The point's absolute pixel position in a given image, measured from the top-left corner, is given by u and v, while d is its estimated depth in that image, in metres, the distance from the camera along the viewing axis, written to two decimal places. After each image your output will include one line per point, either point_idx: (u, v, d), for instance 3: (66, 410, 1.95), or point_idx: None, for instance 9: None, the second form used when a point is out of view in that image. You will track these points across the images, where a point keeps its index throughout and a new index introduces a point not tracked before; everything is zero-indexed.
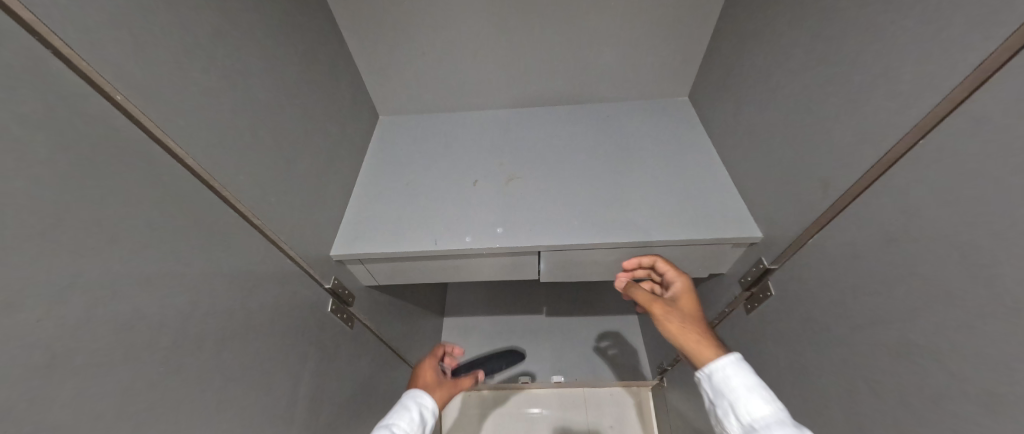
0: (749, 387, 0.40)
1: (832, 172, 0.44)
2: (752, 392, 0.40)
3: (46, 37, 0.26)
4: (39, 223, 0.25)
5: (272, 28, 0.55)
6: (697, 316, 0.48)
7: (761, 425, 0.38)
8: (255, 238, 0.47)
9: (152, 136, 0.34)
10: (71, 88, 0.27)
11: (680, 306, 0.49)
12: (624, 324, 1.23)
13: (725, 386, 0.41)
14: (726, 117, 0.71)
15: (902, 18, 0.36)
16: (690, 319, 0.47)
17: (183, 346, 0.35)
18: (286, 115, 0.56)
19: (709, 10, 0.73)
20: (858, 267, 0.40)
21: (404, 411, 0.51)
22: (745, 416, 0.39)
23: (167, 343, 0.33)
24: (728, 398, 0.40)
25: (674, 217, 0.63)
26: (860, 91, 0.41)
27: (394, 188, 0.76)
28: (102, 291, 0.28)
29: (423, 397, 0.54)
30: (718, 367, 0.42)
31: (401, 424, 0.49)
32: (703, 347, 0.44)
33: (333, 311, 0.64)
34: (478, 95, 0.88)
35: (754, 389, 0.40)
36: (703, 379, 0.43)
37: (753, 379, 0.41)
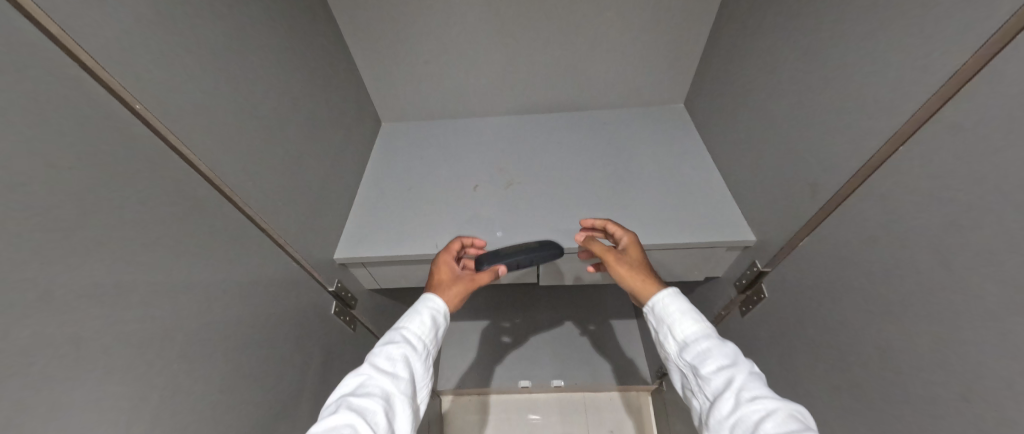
0: (683, 311, 0.48)
1: (824, 177, 0.46)
2: (682, 314, 0.47)
3: (76, 52, 0.28)
4: (59, 226, 0.26)
5: (280, 38, 0.57)
6: (644, 260, 0.55)
7: (693, 340, 0.46)
8: (261, 241, 0.48)
9: (169, 144, 0.36)
10: (97, 100, 0.29)
11: (628, 253, 0.55)
12: (624, 328, 1.23)
13: (664, 312, 0.49)
14: (720, 123, 0.72)
15: (886, 29, 0.38)
16: (637, 263, 0.54)
17: (187, 347, 0.36)
18: (292, 123, 0.58)
19: (704, 20, 0.75)
20: (846, 269, 0.42)
21: (415, 314, 0.51)
22: (681, 335, 0.47)
23: (170, 341, 0.35)
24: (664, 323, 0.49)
25: (670, 221, 0.64)
26: (849, 99, 0.42)
27: (396, 193, 0.77)
28: (112, 291, 0.30)
29: (435, 301, 0.53)
30: (660, 301, 0.49)
31: (412, 327, 0.49)
32: (647, 286, 0.51)
33: (336, 313, 0.66)
34: (478, 102, 0.90)
35: (686, 313, 0.47)
36: (648, 312, 0.51)
37: (685, 303, 0.48)
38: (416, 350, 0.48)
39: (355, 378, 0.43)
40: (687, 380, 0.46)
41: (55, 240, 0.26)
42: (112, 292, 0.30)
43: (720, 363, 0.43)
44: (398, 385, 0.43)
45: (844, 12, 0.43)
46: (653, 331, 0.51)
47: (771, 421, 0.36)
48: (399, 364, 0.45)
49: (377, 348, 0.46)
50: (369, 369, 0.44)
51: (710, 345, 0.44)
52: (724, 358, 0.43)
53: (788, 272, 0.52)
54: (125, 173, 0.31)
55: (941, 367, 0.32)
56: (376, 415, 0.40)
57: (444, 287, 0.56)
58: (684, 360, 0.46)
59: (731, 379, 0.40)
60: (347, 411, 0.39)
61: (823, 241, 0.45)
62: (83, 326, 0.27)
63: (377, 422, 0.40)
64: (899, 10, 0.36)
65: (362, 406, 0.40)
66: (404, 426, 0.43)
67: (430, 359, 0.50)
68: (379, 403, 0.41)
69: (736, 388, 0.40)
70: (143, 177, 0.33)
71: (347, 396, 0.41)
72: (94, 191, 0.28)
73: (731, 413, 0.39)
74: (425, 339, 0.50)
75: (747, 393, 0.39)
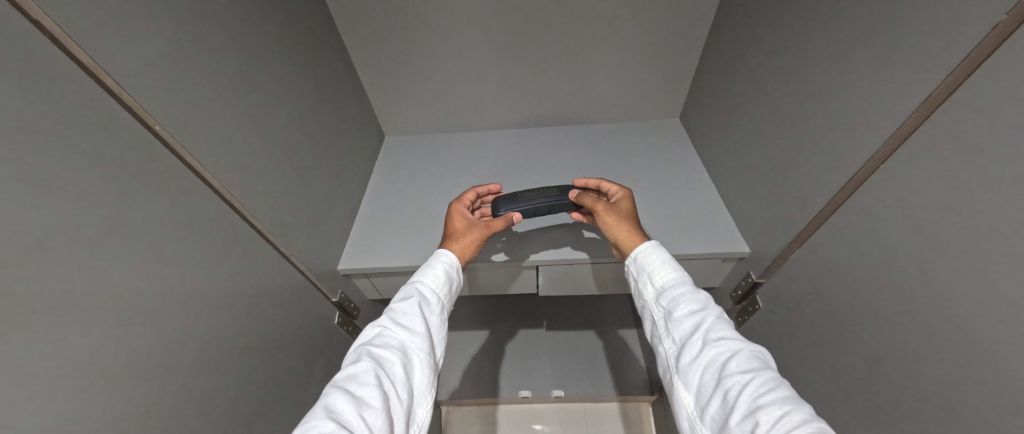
0: (663, 261, 0.51)
1: (816, 193, 0.47)
2: (661, 260, 0.51)
3: (103, 77, 0.31)
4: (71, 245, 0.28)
5: (286, 58, 0.59)
6: (632, 215, 0.58)
7: (669, 287, 0.49)
8: (266, 254, 0.50)
9: (184, 161, 0.38)
10: (119, 121, 0.32)
11: (619, 206, 0.59)
12: (623, 337, 1.23)
13: (646, 261, 0.52)
14: (715, 137, 0.74)
15: (870, 53, 0.39)
16: (625, 216, 0.57)
17: (195, 357, 0.38)
18: (298, 139, 0.60)
19: (699, 37, 0.77)
20: (839, 280, 0.43)
21: (429, 268, 0.53)
22: (660, 282, 0.50)
23: (177, 353, 0.36)
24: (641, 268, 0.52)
25: (667, 232, 0.65)
26: (837, 118, 0.44)
27: (399, 204, 0.79)
28: (121, 304, 0.31)
29: (449, 255, 0.55)
30: (643, 249, 0.53)
31: (427, 282, 0.51)
32: (631, 236, 0.55)
33: (339, 323, 0.67)
34: (479, 116, 0.92)
35: (666, 263, 0.51)
36: (628, 261, 0.55)
37: (665, 254, 0.52)
38: (430, 304, 0.50)
39: (374, 329, 0.45)
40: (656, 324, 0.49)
41: (70, 258, 0.27)
42: (121, 305, 0.31)
43: (691, 307, 0.46)
44: (414, 340, 0.45)
45: (830, 35, 0.45)
46: (636, 285, 0.54)
47: (731, 356, 0.40)
48: (416, 317, 0.46)
49: (395, 302, 0.48)
50: (386, 321, 0.45)
51: (686, 290, 0.47)
52: (696, 303, 0.46)
53: (785, 284, 0.53)
54: (139, 191, 0.33)
55: (927, 376, 0.34)
56: (394, 365, 0.41)
57: (460, 234, 0.59)
58: (658, 306, 0.49)
59: (699, 321, 0.44)
60: (367, 358, 0.40)
61: (817, 253, 0.47)
62: (92, 338, 0.29)
63: (395, 371, 0.41)
64: (881, 35, 0.38)
65: (381, 356, 0.42)
66: (424, 379, 0.44)
67: (445, 315, 0.52)
68: (397, 354, 0.42)
69: (704, 329, 0.43)
70: (155, 194, 0.35)
71: (365, 345, 0.43)
72: (107, 212, 0.30)
73: (696, 352, 0.42)
74: (438, 294, 0.52)
75: (714, 334, 0.42)
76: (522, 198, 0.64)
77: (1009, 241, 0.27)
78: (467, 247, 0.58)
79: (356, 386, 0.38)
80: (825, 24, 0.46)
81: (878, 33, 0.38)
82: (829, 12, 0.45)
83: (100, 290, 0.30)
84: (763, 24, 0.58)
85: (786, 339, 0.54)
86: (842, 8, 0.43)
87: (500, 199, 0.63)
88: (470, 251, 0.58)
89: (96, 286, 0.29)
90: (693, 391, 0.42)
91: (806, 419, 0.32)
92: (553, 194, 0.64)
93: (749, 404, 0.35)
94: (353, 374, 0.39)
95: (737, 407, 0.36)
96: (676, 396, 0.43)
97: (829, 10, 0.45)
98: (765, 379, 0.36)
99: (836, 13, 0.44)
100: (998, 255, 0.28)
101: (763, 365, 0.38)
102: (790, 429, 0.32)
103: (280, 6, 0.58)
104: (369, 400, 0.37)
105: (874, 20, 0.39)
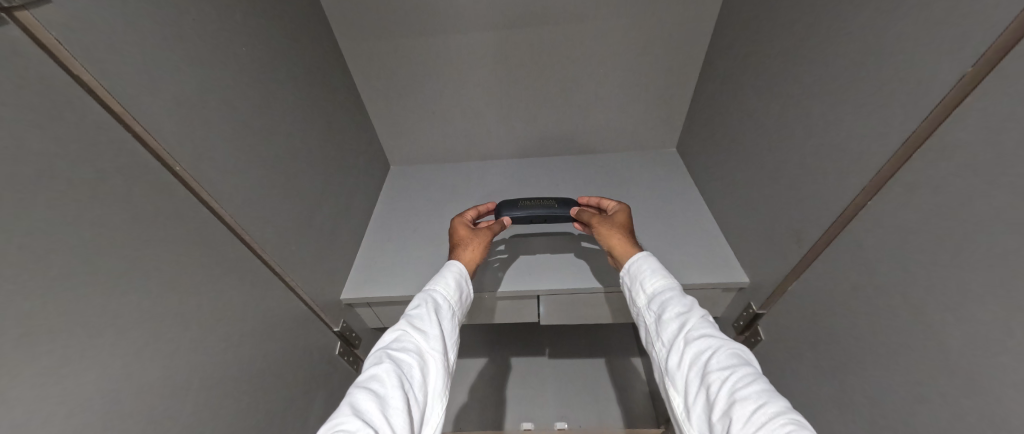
0: (652, 268, 0.51)
1: (811, 227, 0.48)
2: (653, 268, 0.51)
3: (132, 124, 0.33)
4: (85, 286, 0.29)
5: (300, 98, 0.63)
6: (626, 224, 0.59)
7: (659, 293, 0.49)
8: (272, 287, 0.51)
9: (199, 198, 0.40)
10: (141, 165, 0.34)
11: (614, 217, 0.60)
12: (628, 367, 1.22)
13: (637, 270, 0.52)
14: (711, 168, 0.76)
15: (854, 94, 0.41)
16: (620, 225, 0.59)
17: (195, 391, 0.38)
18: (307, 173, 0.63)
19: (692, 73, 0.81)
20: (840, 316, 0.44)
21: (441, 277, 0.53)
22: (650, 288, 0.50)
23: (178, 389, 0.36)
24: (632, 277, 0.53)
25: (667, 261, 0.66)
26: (827, 155, 0.45)
27: (402, 233, 0.80)
28: (132, 338, 0.32)
29: (459, 265, 0.56)
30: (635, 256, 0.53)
31: (440, 289, 0.52)
32: (623, 245, 0.56)
33: (340, 354, 0.67)
34: (482, 147, 0.96)
35: (654, 269, 0.51)
36: (623, 271, 0.55)
37: (655, 262, 0.52)
38: (443, 310, 0.50)
39: (393, 332, 0.45)
40: (647, 330, 0.49)
41: (91, 296, 0.29)
42: (131, 339, 0.32)
43: (678, 310, 0.46)
44: (429, 343, 0.45)
45: (816, 77, 0.47)
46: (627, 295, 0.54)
47: (713, 354, 0.39)
48: (432, 321, 0.47)
49: (411, 309, 0.48)
50: (405, 325, 0.46)
51: (672, 295, 0.47)
52: (682, 306, 0.46)
53: (787, 317, 0.53)
54: (155, 228, 0.35)
55: (933, 415, 0.33)
56: (412, 367, 0.42)
57: (466, 242, 0.61)
58: (649, 312, 0.49)
59: (684, 322, 0.44)
60: (388, 360, 0.41)
61: (814, 287, 0.48)
62: (100, 374, 0.30)
63: (413, 373, 0.41)
64: (863, 79, 0.40)
65: (400, 358, 0.42)
66: (439, 382, 0.44)
67: (456, 322, 0.52)
68: (415, 357, 0.43)
69: (687, 330, 0.43)
70: (171, 232, 0.37)
71: (385, 349, 0.43)
72: (120, 249, 0.32)
73: (681, 352, 0.42)
74: (450, 301, 0.52)
75: (694, 333, 0.42)
76: (521, 209, 0.67)
77: (999, 280, 0.28)
78: (477, 251, 0.60)
79: (378, 386, 0.38)
80: (810, 66, 0.48)
81: (861, 77, 0.41)
82: (813, 56, 0.48)
83: (109, 329, 0.31)
84: (752, 63, 0.61)
85: (789, 371, 0.53)
86: (826, 53, 0.46)
87: (503, 204, 0.67)
88: (479, 256, 0.60)
89: (109, 321, 0.31)
90: (682, 393, 0.41)
91: (782, 411, 0.32)
92: (550, 205, 0.67)
93: (728, 399, 0.35)
94: (374, 375, 0.39)
95: (718, 403, 0.36)
96: (668, 399, 0.43)
97: (813, 55, 0.48)
98: (744, 374, 0.36)
99: (820, 57, 0.47)
100: (990, 292, 0.29)
101: (743, 362, 0.38)
102: (765, 421, 0.32)
103: (296, 51, 0.62)
104: (391, 400, 0.37)
105: (858, 64, 0.41)
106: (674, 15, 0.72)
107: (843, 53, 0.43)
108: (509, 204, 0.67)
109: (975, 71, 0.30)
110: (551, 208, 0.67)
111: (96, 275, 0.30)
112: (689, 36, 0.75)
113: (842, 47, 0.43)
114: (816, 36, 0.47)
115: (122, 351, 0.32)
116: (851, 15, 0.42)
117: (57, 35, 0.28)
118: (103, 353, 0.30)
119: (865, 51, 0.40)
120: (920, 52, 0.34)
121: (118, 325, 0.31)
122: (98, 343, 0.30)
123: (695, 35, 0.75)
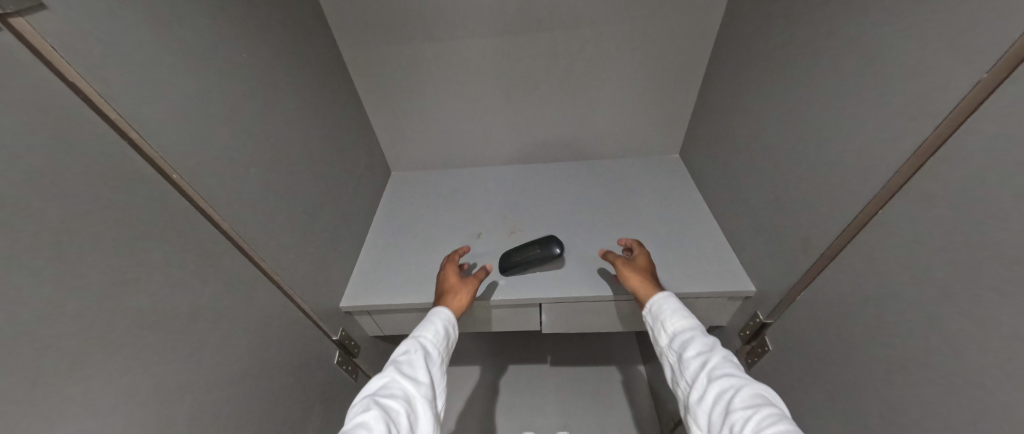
0: (673, 308, 0.51)
1: (818, 235, 0.47)
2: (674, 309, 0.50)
3: (127, 132, 0.33)
4: (74, 295, 0.28)
5: (301, 104, 0.62)
6: (649, 271, 0.59)
7: (679, 332, 0.48)
8: (271, 295, 0.50)
9: (196, 206, 0.40)
10: (136, 172, 0.33)
11: (638, 264, 0.60)
12: (631, 375, 1.20)
13: (658, 310, 0.52)
14: (715, 175, 0.75)
15: (862, 100, 0.41)
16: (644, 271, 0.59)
17: (184, 401, 0.37)
18: (307, 180, 0.62)
19: (695, 79, 0.80)
20: (851, 327, 0.42)
21: (430, 323, 0.53)
22: (671, 328, 0.49)
23: (166, 401, 0.35)
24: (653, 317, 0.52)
25: (671, 270, 0.65)
26: (834, 163, 0.45)
27: (403, 240, 0.80)
28: (122, 348, 0.32)
29: (447, 311, 0.55)
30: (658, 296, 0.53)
31: (429, 336, 0.51)
32: (646, 288, 0.56)
33: (339, 363, 0.66)
34: (484, 154, 0.95)
35: (676, 309, 0.50)
36: (645, 313, 0.54)
37: (676, 302, 0.51)
38: (432, 356, 0.49)
39: (381, 379, 0.44)
40: (671, 371, 0.48)
41: (82, 305, 0.29)
42: (121, 347, 0.32)
43: (699, 348, 0.45)
44: (419, 389, 0.44)
45: (821, 83, 0.47)
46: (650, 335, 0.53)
47: (735, 393, 0.38)
48: (422, 367, 0.46)
49: (399, 355, 0.48)
50: (394, 371, 0.45)
51: (692, 334, 0.47)
52: (703, 344, 0.45)
53: (795, 327, 0.52)
54: (148, 236, 0.34)
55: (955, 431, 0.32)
56: (400, 414, 0.40)
57: (457, 289, 0.60)
58: (671, 352, 0.48)
59: (705, 361, 0.43)
60: (376, 407, 0.40)
61: (823, 296, 0.47)
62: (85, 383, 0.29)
63: (401, 421, 0.40)
64: (871, 85, 0.40)
65: (388, 404, 0.41)
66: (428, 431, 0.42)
67: (445, 369, 0.51)
68: (403, 404, 0.41)
69: (708, 368, 0.42)
70: (165, 240, 0.36)
71: (373, 395, 0.42)
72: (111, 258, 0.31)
73: (703, 392, 0.41)
74: (439, 348, 0.51)
75: (716, 371, 0.41)
76: (518, 261, 0.67)
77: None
78: (464, 298, 0.60)
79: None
80: (815, 73, 0.48)
81: (869, 83, 0.40)
82: (818, 62, 0.47)
83: (96, 339, 0.30)
84: (755, 70, 0.61)
85: (798, 382, 0.52)
86: (832, 58, 0.45)
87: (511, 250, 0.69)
88: (467, 303, 0.59)
89: (98, 329, 0.30)
90: None
91: None
92: (539, 249, 0.67)
93: None
94: (362, 422, 0.38)
95: None
96: None
97: (819, 61, 0.47)
98: (767, 413, 0.35)
99: (825, 63, 0.46)
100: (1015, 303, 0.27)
101: (766, 402, 0.37)
102: None
103: (297, 57, 0.62)
104: None
105: (865, 70, 0.41)
106: (677, 21, 0.72)
107: (849, 59, 0.43)
108: (506, 262, 0.68)
109: (990, 78, 0.29)
110: (540, 251, 0.66)
111: (85, 282, 0.29)
112: (693, 43, 0.75)
113: (848, 53, 0.43)
114: (821, 42, 0.47)
115: (111, 359, 0.31)
116: (857, 21, 0.41)
117: (52, 42, 0.28)
118: (90, 363, 0.30)
119: (874, 57, 0.40)
120: (931, 58, 0.34)
121: (107, 333, 0.31)
122: (84, 353, 0.29)
123: (698, 41, 0.75)
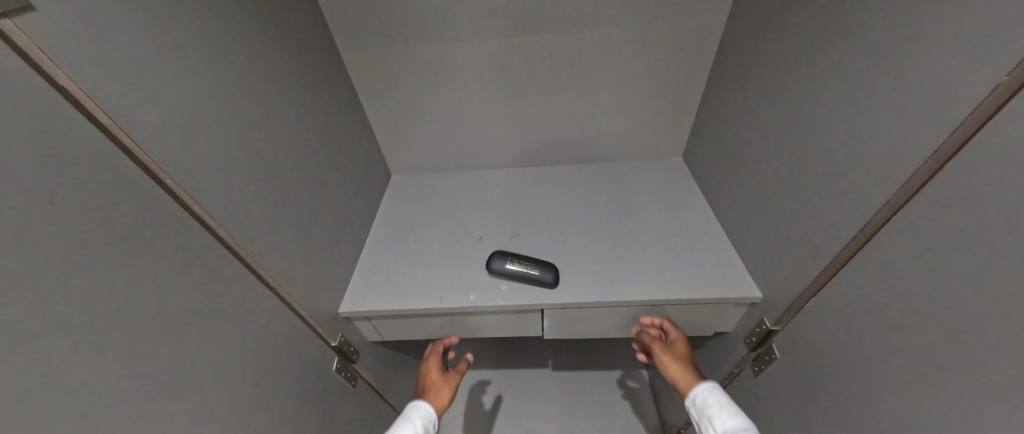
0: (721, 404, 0.51)
1: (828, 241, 0.46)
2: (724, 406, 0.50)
3: (120, 136, 0.32)
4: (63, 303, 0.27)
5: (300, 106, 0.62)
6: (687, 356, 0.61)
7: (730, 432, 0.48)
8: (268, 301, 0.49)
9: (191, 212, 0.39)
10: (128, 178, 0.32)
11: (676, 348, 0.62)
12: (633, 379, 1.19)
13: (704, 404, 0.52)
14: (719, 179, 0.75)
15: (869, 103, 0.40)
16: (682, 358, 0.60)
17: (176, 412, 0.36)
18: (307, 183, 0.61)
19: (698, 81, 0.80)
20: (864, 336, 0.41)
21: (408, 423, 0.55)
22: (720, 427, 0.49)
23: (158, 412, 0.35)
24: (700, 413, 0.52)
25: (675, 276, 0.64)
26: (843, 167, 0.44)
27: (403, 244, 0.79)
28: (112, 358, 0.31)
29: (426, 407, 0.59)
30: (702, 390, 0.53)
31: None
32: (687, 379, 0.57)
33: (338, 370, 0.65)
34: (486, 156, 0.95)
35: (724, 406, 0.50)
36: (688, 404, 0.55)
37: (723, 397, 0.51)
38: None
39: None
40: None
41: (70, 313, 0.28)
42: (110, 358, 0.31)
43: None
44: None
45: (827, 86, 0.46)
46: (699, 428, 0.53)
47: None
48: None
49: None
50: None
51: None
52: None
53: (803, 334, 0.51)
54: (141, 243, 0.33)
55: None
56: None
57: (439, 385, 0.65)
58: None
59: None
60: None
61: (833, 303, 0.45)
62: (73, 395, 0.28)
63: None
64: (879, 88, 0.39)
65: None
66: None
67: None
68: None
69: None
70: (158, 247, 0.35)
71: None
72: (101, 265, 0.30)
73: None
74: None
75: None
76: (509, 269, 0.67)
77: None
78: (444, 396, 0.64)
79: None
80: (821, 76, 0.47)
81: (875, 86, 0.39)
82: (824, 64, 0.47)
83: (85, 350, 0.29)
84: (760, 73, 0.61)
85: (808, 390, 0.51)
86: (837, 61, 0.44)
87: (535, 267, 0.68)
88: (447, 400, 0.63)
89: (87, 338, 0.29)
90: None
91: None
92: (535, 266, 0.66)
93: None
94: None
95: None
96: None
97: (823, 63, 0.47)
98: None
99: (831, 66, 0.45)
100: None
101: None
102: None
103: (296, 59, 0.61)
104: None
105: (872, 73, 0.40)
106: (680, 23, 0.71)
107: (855, 62, 0.42)
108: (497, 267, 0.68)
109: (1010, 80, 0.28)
110: (536, 271, 0.66)
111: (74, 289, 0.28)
112: (696, 44, 0.74)
113: (854, 55, 0.42)
114: (826, 44, 0.46)
115: (102, 369, 0.30)
116: (863, 23, 0.41)
117: (41, 45, 0.26)
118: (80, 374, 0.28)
119: (880, 59, 0.39)
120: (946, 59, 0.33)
121: (96, 342, 0.29)
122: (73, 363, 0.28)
123: (700, 43, 0.74)
